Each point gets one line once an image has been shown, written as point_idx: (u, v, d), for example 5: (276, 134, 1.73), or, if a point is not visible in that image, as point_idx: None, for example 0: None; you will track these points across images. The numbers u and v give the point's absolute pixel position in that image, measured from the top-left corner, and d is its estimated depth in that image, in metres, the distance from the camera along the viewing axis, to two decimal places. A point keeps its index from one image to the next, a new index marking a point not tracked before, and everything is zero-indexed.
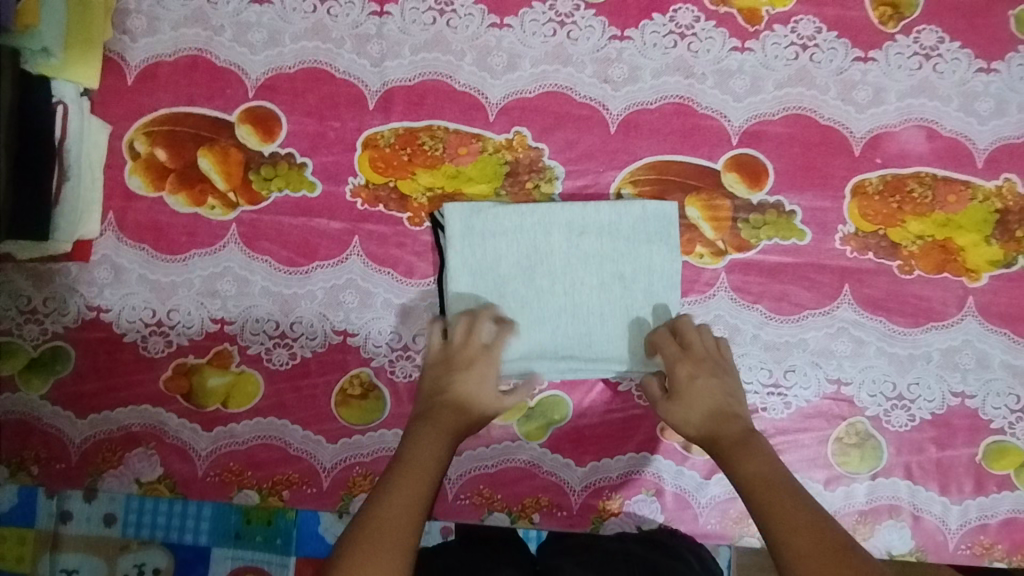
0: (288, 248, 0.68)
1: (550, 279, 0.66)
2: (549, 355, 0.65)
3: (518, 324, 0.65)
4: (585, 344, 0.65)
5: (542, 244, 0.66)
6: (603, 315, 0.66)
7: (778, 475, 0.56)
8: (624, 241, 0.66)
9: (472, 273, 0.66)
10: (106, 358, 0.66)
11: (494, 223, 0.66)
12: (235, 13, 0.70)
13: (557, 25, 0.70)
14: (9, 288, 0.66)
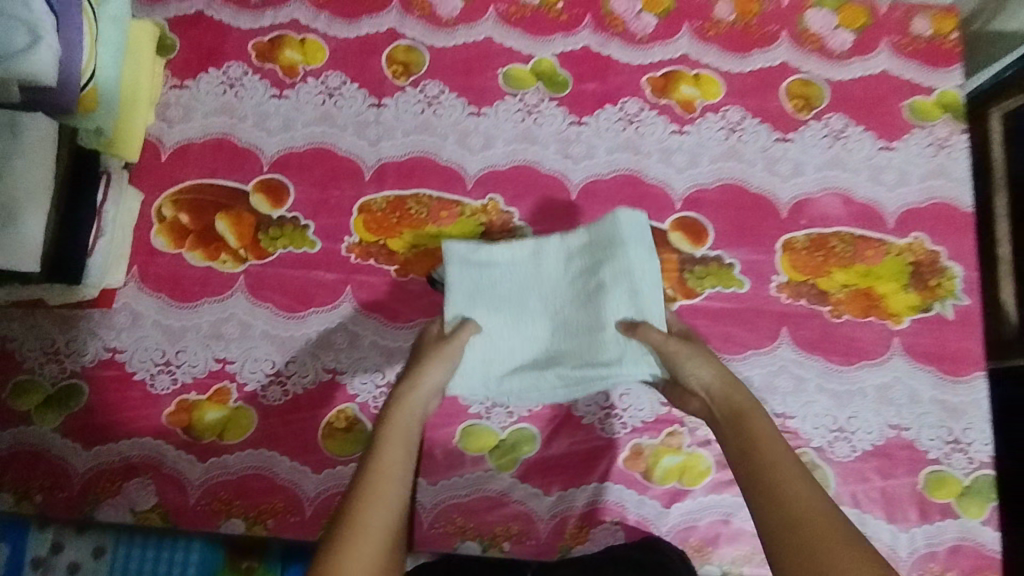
0: (288, 296, 0.77)
1: (540, 297, 0.66)
2: (539, 366, 0.64)
3: (509, 341, 0.64)
4: (579, 358, 0.63)
5: (531, 264, 0.67)
6: (592, 326, 0.64)
7: (774, 440, 0.52)
8: (608, 246, 0.65)
9: (464, 294, 0.65)
10: (117, 394, 0.73)
11: (482, 247, 0.67)
12: (257, 104, 0.84)
13: (525, 114, 0.84)
14: (37, 330, 0.74)
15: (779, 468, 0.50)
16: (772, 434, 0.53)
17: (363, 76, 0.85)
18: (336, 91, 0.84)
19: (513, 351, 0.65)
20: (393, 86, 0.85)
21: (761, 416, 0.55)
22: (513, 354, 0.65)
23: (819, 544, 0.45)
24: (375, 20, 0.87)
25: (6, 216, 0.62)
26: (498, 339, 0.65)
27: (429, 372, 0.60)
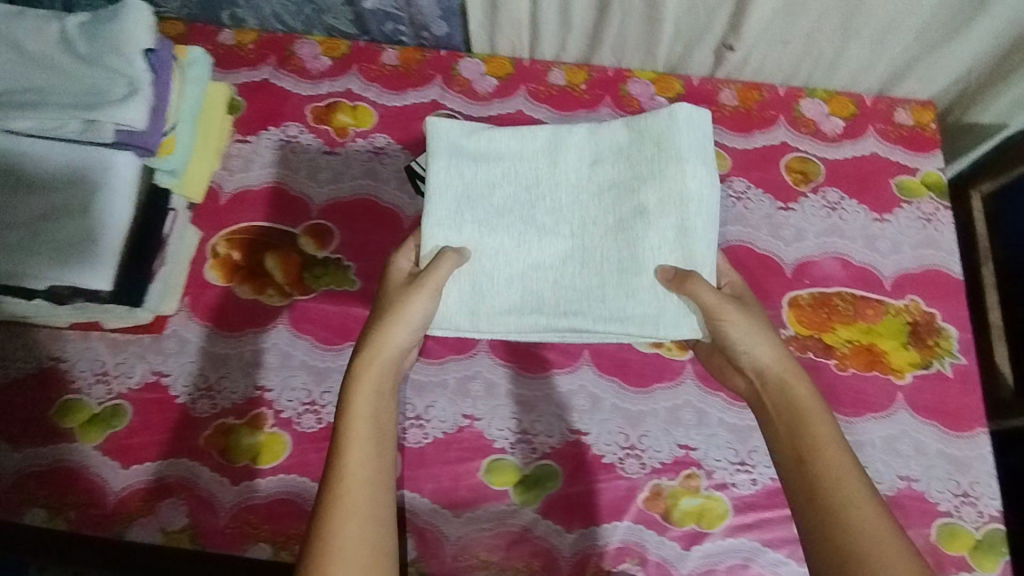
0: (328, 329, 0.82)
1: (550, 207, 0.73)
2: (545, 295, 0.71)
3: (514, 262, 0.72)
4: (591, 293, 0.70)
5: (544, 174, 0.75)
6: (607, 247, 0.72)
7: (836, 451, 0.60)
8: (642, 167, 0.73)
9: (460, 195, 0.73)
10: (158, 416, 0.77)
11: (488, 144, 0.75)
12: (310, 159, 0.93)
13: None
14: (89, 352, 0.80)
15: (841, 478, 0.58)
16: (829, 436, 0.60)
17: (407, 138, 0.95)
18: (382, 150, 0.94)
19: (513, 278, 0.71)
20: None
21: (822, 419, 0.62)
22: (512, 276, 0.71)
23: (860, 536, 0.55)
24: (419, 92, 0.98)
25: (90, 240, 0.69)
26: (499, 253, 0.72)
27: (388, 346, 0.66)
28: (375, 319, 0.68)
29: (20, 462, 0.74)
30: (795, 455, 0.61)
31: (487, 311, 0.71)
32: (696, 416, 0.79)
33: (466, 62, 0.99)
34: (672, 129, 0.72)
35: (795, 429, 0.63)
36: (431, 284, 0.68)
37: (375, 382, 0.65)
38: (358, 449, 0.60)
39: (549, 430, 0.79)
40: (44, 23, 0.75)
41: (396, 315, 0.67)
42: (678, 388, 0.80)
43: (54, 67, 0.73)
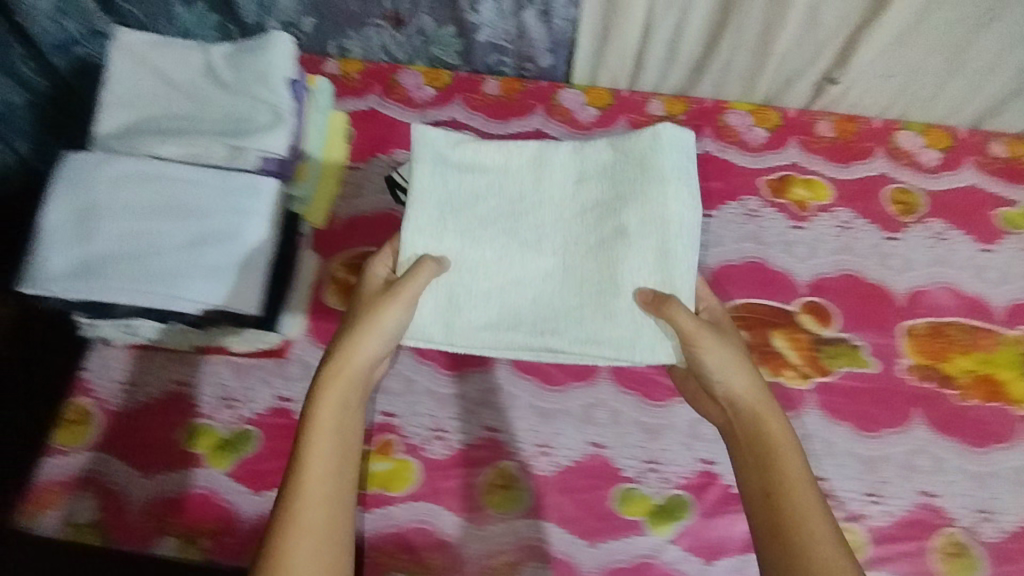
0: (452, 355, 0.83)
1: (534, 222, 0.74)
2: (529, 312, 0.72)
3: (493, 279, 0.73)
4: (564, 313, 0.71)
5: (530, 189, 0.75)
6: (577, 266, 0.73)
7: (806, 492, 0.59)
8: (625, 185, 0.73)
9: (441, 205, 0.74)
10: (287, 442, 0.76)
11: (472, 154, 0.76)
12: None
13: None
14: (213, 377, 0.80)
15: (807, 516, 0.58)
16: (801, 477, 0.60)
17: None
18: None
19: (493, 292, 0.73)
20: None
21: (796, 458, 0.61)
22: (490, 292, 0.73)
23: None
24: (523, 121, 1.00)
25: (237, 262, 0.69)
26: (479, 266, 0.73)
27: (355, 359, 0.66)
28: (348, 328, 0.68)
29: (152, 487, 0.75)
30: (765, 492, 0.61)
31: (461, 324, 0.72)
32: (824, 447, 0.81)
33: (567, 93, 1.02)
34: (654, 150, 0.73)
35: (765, 465, 0.62)
36: (405, 296, 0.69)
37: (341, 396, 0.65)
38: (317, 464, 0.60)
39: (678, 459, 0.78)
40: (189, 53, 0.77)
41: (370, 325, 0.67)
42: (802, 418, 0.82)
43: (203, 97, 0.76)
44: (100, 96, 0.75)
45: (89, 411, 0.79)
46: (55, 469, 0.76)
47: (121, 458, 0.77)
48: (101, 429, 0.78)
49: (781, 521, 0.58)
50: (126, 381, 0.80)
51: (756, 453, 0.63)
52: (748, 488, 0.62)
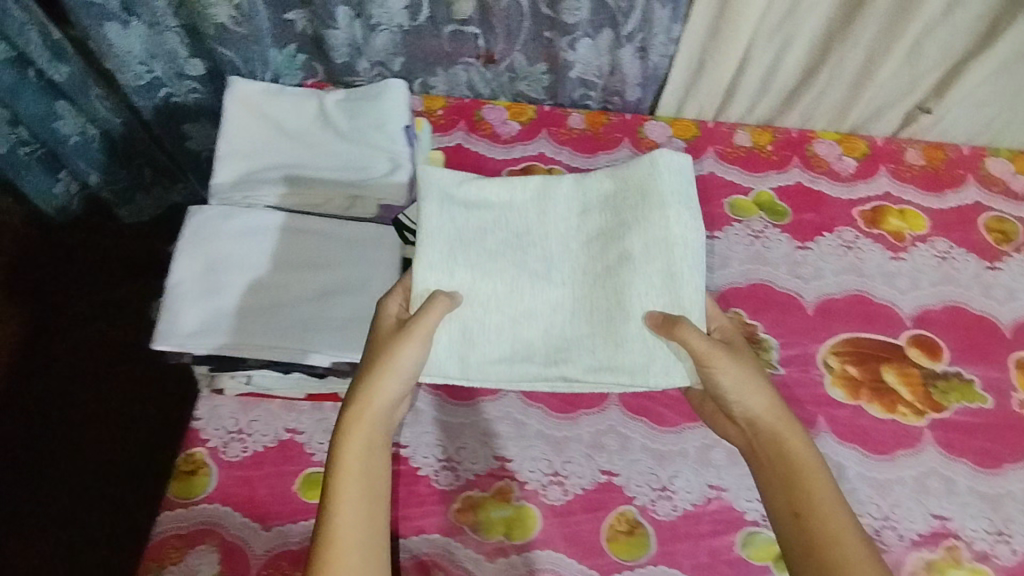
0: (559, 397, 0.82)
1: (544, 253, 0.71)
2: (539, 347, 0.68)
3: (505, 314, 0.69)
4: (574, 343, 0.68)
5: (536, 224, 0.73)
6: (588, 296, 0.70)
7: (836, 508, 0.62)
8: (627, 208, 0.72)
9: (450, 240, 0.70)
10: (403, 490, 0.77)
11: (476, 191, 0.72)
12: None
13: (753, 238, 0.94)
14: (325, 424, 0.80)
15: (839, 531, 0.61)
16: (828, 492, 0.63)
17: None
18: None
19: (502, 328, 0.69)
20: None
21: (820, 473, 0.64)
22: (502, 329, 0.69)
23: None
24: (611, 155, 1.00)
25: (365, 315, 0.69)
26: (490, 301, 0.69)
27: (374, 401, 0.64)
28: (366, 366, 0.65)
29: (272, 539, 0.74)
30: (794, 511, 0.63)
31: (476, 359, 0.68)
32: (945, 483, 0.79)
33: (653, 125, 1.02)
34: (653, 175, 0.72)
35: (793, 485, 0.64)
36: (421, 331, 0.65)
37: (365, 439, 0.63)
38: (349, 514, 0.61)
39: None
40: (303, 102, 0.78)
41: (387, 365, 0.64)
42: (920, 455, 0.80)
43: (318, 144, 0.76)
44: (215, 148, 0.75)
45: (204, 461, 0.77)
46: (172, 522, 0.74)
47: (238, 509, 0.75)
48: (216, 480, 0.76)
49: (814, 538, 0.61)
50: (238, 430, 0.79)
51: (779, 469, 0.65)
52: (775, 505, 0.65)
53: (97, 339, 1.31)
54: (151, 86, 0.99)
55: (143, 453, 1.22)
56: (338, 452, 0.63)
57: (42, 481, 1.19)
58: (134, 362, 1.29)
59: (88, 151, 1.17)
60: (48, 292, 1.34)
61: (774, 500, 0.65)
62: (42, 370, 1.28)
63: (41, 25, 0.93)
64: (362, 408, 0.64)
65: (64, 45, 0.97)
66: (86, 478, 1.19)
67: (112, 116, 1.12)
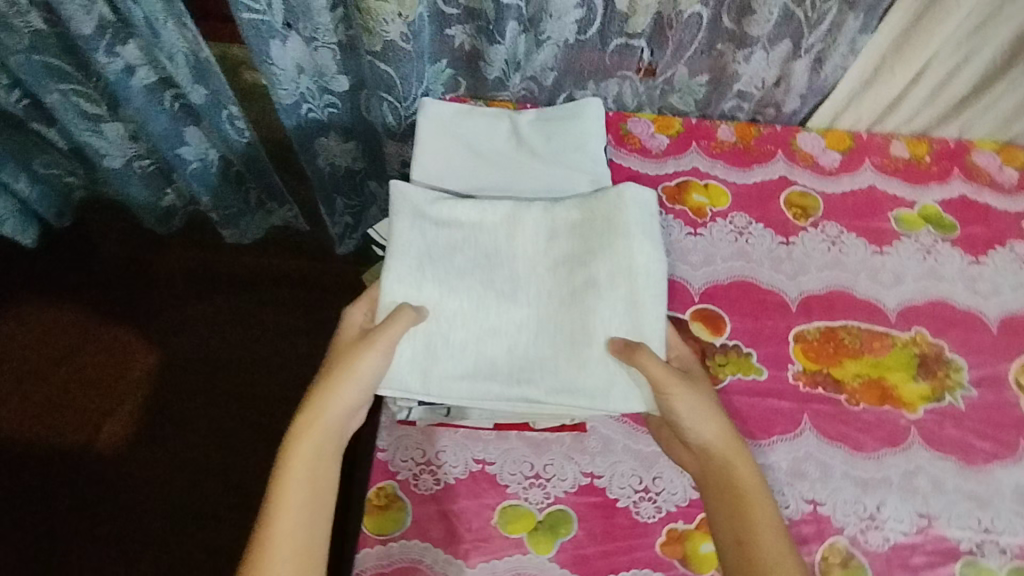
0: (750, 422, 0.80)
1: (510, 278, 0.71)
2: (503, 368, 0.69)
3: (472, 333, 0.70)
4: (538, 364, 0.69)
5: (504, 247, 0.73)
6: (554, 319, 0.70)
7: (774, 533, 0.66)
8: (596, 238, 0.72)
9: (420, 255, 0.71)
10: (604, 523, 0.74)
11: (448, 212, 0.73)
12: (675, 242, 0.92)
13: (924, 253, 0.92)
14: (514, 454, 0.77)
15: (772, 558, 0.65)
16: (769, 517, 0.67)
17: (766, 217, 0.94)
18: (746, 230, 0.93)
19: (468, 342, 0.69)
20: (797, 226, 0.93)
21: (763, 499, 0.68)
22: (468, 347, 0.69)
23: None
24: (766, 169, 0.97)
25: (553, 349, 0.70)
26: (457, 317, 0.70)
27: (328, 404, 0.67)
28: (325, 373, 0.68)
29: None
30: (735, 535, 0.67)
31: (440, 375, 0.68)
32: None
33: (805, 137, 0.99)
34: (620, 208, 0.72)
35: (737, 509, 0.67)
36: (382, 343, 0.67)
37: (316, 444, 0.66)
38: (289, 519, 0.63)
39: (1013, 528, 0.76)
40: (496, 121, 0.78)
41: (345, 372, 0.66)
42: None
43: (515, 164, 0.76)
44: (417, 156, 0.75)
45: (396, 495, 0.75)
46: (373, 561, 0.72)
47: (437, 544, 0.73)
48: (411, 515, 0.74)
49: (752, 561, 0.65)
50: (426, 461, 0.77)
51: (726, 494, 0.68)
52: (719, 530, 0.68)
53: (210, 351, 1.42)
54: (296, 103, 0.97)
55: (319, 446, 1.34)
56: (285, 456, 0.65)
57: (193, 483, 1.31)
58: (244, 382, 1.39)
59: (206, 175, 1.23)
60: (167, 311, 1.45)
61: (716, 522, 0.68)
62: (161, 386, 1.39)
63: (191, 45, 0.96)
64: (313, 415, 0.66)
65: (209, 66, 1.01)
66: (253, 473, 1.32)
67: (241, 136, 1.16)
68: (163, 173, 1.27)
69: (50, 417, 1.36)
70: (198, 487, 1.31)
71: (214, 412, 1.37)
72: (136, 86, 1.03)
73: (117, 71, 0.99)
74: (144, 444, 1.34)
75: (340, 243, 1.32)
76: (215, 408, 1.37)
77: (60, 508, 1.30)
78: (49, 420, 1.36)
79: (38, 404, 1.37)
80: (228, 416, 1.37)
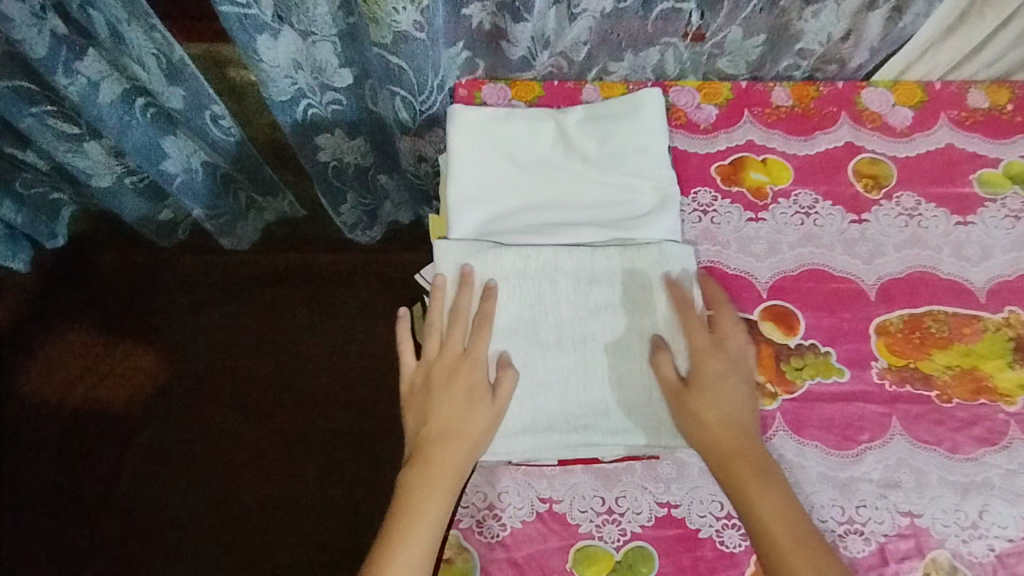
0: (835, 431, 0.73)
1: (555, 331, 0.62)
2: (561, 426, 0.60)
3: (523, 389, 0.61)
4: (600, 414, 0.60)
5: (546, 291, 0.62)
6: (614, 374, 0.61)
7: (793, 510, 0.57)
8: (639, 290, 0.63)
9: (467, 330, 0.63)
10: (688, 557, 0.69)
11: (491, 268, 0.63)
12: (736, 230, 0.82)
13: (1014, 219, 0.82)
14: (581, 489, 0.71)
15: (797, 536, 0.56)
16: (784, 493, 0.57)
17: (834, 192, 0.84)
18: (812, 210, 0.83)
19: (522, 398, 0.61)
20: (869, 199, 0.83)
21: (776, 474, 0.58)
22: (522, 404, 0.61)
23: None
24: (830, 135, 0.86)
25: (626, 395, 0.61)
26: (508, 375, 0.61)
27: (453, 450, 0.60)
28: (433, 437, 0.61)
29: None
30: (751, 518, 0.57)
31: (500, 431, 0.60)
32: None
33: (871, 93, 0.88)
34: (661, 261, 0.63)
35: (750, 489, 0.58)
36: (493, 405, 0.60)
37: (427, 519, 0.58)
38: None
39: None
40: (540, 126, 0.69)
41: (460, 435, 0.60)
42: None
43: (564, 174, 0.67)
44: (448, 194, 0.66)
45: (461, 545, 0.69)
46: None
47: None
48: (479, 566, 0.69)
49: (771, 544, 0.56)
50: (489, 505, 0.71)
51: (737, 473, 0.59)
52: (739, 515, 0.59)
53: (221, 360, 1.34)
54: (294, 100, 0.84)
55: (365, 446, 1.27)
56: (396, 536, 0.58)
57: (223, 508, 1.23)
58: (259, 392, 1.31)
59: (194, 185, 1.10)
60: (176, 325, 1.36)
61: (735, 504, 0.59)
62: (175, 407, 1.31)
63: (162, 47, 0.85)
64: (424, 484, 0.59)
65: (183, 67, 0.88)
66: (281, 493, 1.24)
67: (227, 136, 1.04)
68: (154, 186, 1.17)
69: (68, 446, 1.29)
70: (227, 508, 1.23)
71: (240, 423, 1.29)
72: (103, 101, 0.90)
73: (80, 88, 0.87)
74: (167, 467, 1.27)
75: (352, 233, 1.17)
76: (236, 422, 1.29)
77: (84, 546, 1.22)
78: (67, 450, 1.29)
79: (53, 434, 1.30)
80: (259, 426, 1.29)
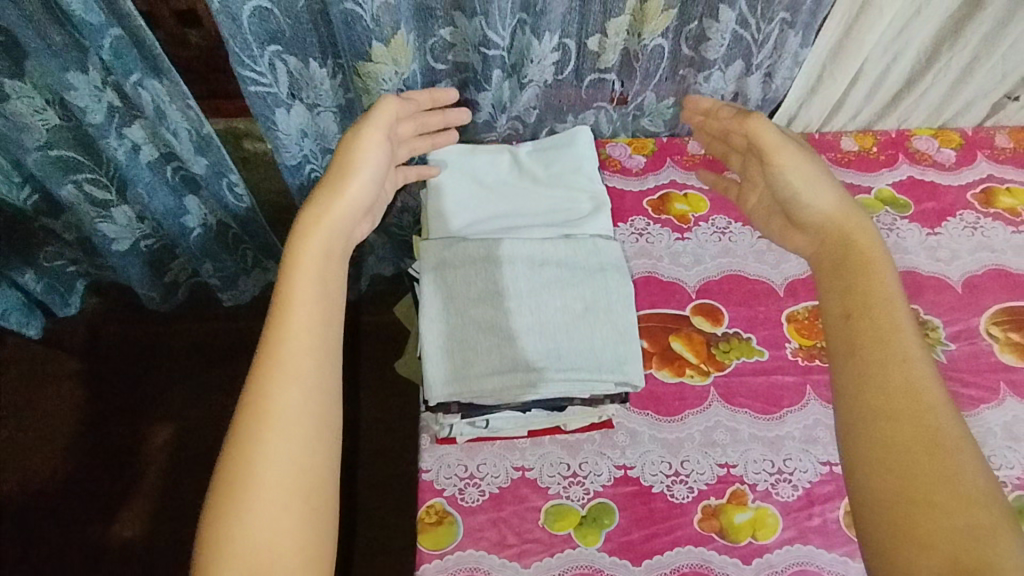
0: (760, 400, 0.87)
1: (517, 300, 0.77)
2: (523, 369, 0.74)
3: (491, 344, 0.76)
4: (555, 357, 0.76)
5: (507, 271, 0.79)
6: (567, 330, 0.77)
7: (893, 310, 0.61)
8: (581, 269, 0.81)
9: (444, 300, 0.78)
10: (644, 508, 0.80)
11: (463, 255, 0.79)
12: (667, 246, 1.00)
13: (888, 230, 1.02)
14: (550, 457, 0.83)
15: (891, 330, 0.60)
16: (889, 295, 0.62)
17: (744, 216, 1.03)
18: (727, 230, 1.02)
19: (491, 349, 0.75)
20: None
21: (885, 277, 0.64)
22: (492, 353, 0.75)
23: (898, 387, 0.57)
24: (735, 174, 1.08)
25: (576, 349, 0.76)
26: (480, 329, 0.76)
27: (317, 238, 0.65)
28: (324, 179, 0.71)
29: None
30: (848, 302, 0.63)
31: (474, 374, 0.74)
32: None
33: None
34: (598, 250, 0.82)
35: (859, 277, 0.64)
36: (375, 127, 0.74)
37: (325, 237, 0.65)
38: (304, 305, 0.60)
39: (1008, 461, 0.85)
40: (498, 156, 0.89)
41: (345, 163, 0.71)
42: None
43: (520, 190, 0.88)
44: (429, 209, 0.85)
45: (445, 510, 0.79)
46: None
47: (492, 552, 0.77)
48: (463, 527, 0.78)
49: (861, 318, 0.61)
50: (469, 475, 0.81)
51: (851, 263, 0.66)
52: (835, 300, 0.64)
53: (223, 412, 1.45)
54: (300, 164, 1.04)
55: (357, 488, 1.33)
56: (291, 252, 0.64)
57: None
58: None
59: (206, 241, 1.28)
60: (180, 382, 1.48)
61: (839, 287, 0.65)
62: (179, 460, 1.40)
63: (193, 123, 1.05)
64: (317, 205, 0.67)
65: (211, 140, 1.09)
66: None
67: (239, 201, 1.22)
68: (160, 254, 1.34)
69: (75, 503, 1.37)
70: None
71: None
72: (141, 162, 1.10)
73: (127, 150, 1.07)
74: (175, 519, 1.35)
75: None
76: None
77: None
78: (76, 507, 1.37)
79: (62, 492, 1.38)
80: None
